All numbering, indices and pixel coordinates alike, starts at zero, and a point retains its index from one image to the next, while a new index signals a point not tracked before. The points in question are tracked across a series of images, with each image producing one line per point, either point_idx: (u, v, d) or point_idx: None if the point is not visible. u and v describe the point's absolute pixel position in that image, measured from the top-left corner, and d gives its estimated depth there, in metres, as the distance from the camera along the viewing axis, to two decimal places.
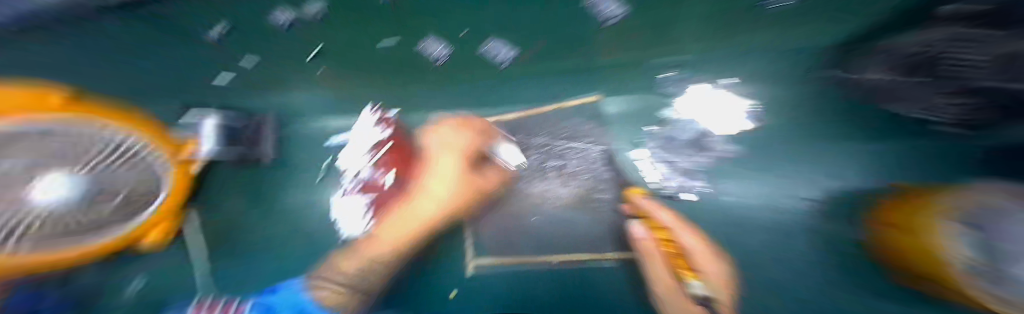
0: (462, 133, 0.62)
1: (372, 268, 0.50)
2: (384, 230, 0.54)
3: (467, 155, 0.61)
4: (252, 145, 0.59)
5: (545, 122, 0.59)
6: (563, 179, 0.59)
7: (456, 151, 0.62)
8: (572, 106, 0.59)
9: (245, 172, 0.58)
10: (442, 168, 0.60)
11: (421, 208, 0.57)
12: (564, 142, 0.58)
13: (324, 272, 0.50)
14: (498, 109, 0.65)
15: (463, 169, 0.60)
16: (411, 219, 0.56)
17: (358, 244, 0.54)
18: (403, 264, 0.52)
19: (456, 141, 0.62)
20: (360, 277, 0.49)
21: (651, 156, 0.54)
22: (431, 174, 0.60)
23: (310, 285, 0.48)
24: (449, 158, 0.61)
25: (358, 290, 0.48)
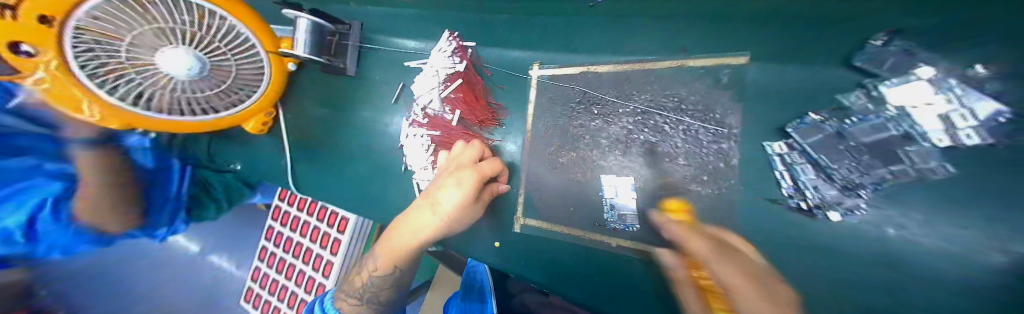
0: (470, 152, 0.50)
1: (373, 281, 0.52)
2: (382, 258, 0.51)
3: (477, 180, 0.47)
4: (335, 54, 0.59)
5: (645, 85, 0.48)
6: (650, 159, 0.46)
7: (456, 174, 0.47)
8: (692, 68, 0.44)
9: (341, 84, 0.64)
10: (442, 197, 0.46)
11: (422, 226, 0.48)
12: (663, 114, 0.46)
13: (346, 287, 0.55)
14: (588, 58, 0.52)
15: (467, 196, 0.46)
16: (404, 237, 0.49)
17: (369, 259, 0.55)
18: (401, 273, 0.53)
19: (463, 162, 0.49)
20: (369, 291, 0.52)
21: (805, 159, 0.36)
22: (432, 204, 0.47)
23: (338, 298, 0.54)
24: (452, 177, 0.47)
25: (368, 301, 0.52)
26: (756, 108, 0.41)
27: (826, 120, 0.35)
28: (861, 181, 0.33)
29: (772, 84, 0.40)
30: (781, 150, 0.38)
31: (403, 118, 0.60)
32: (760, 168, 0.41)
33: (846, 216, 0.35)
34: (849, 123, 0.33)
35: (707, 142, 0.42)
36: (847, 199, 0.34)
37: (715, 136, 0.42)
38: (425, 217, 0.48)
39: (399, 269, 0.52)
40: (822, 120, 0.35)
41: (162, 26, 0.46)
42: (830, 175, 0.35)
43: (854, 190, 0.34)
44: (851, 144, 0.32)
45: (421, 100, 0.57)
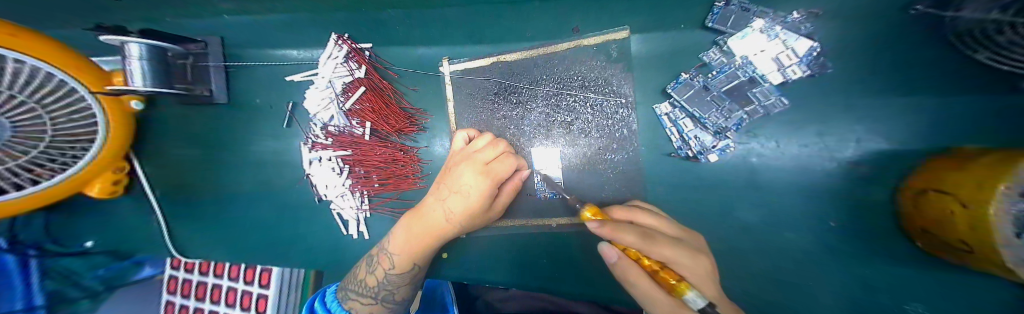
0: (496, 152, 0.44)
1: (389, 279, 0.44)
2: (400, 255, 0.44)
3: (499, 179, 0.42)
4: (195, 80, 0.47)
5: (553, 68, 0.49)
6: (570, 137, 0.48)
7: (485, 173, 0.42)
8: (588, 47, 0.47)
9: (214, 115, 0.52)
10: (471, 188, 0.42)
11: (439, 222, 0.43)
12: (575, 94, 0.48)
13: (353, 281, 0.45)
14: (496, 47, 0.50)
15: (489, 192, 0.42)
16: (427, 228, 0.43)
17: (377, 255, 0.46)
18: (420, 274, 0.46)
19: (488, 162, 0.43)
20: (384, 290, 0.44)
21: (683, 115, 0.43)
22: (461, 193, 0.42)
23: (342, 295, 0.44)
24: (478, 175, 0.42)
25: (383, 301, 0.44)
26: (643, 76, 0.46)
27: (694, 78, 0.42)
28: (727, 124, 0.41)
29: (648, 53, 0.45)
30: (667, 110, 0.44)
31: (303, 143, 0.52)
32: (654, 128, 0.45)
33: (720, 154, 0.43)
34: (711, 77, 0.42)
35: (611, 113, 0.46)
36: (719, 142, 0.42)
37: (617, 106, 0.46)
38: (441, 211, 0.43)
39: (414, 275, 0.45)
40: (691, 78, 0.42)
41: None
42: (701, 125, 0.42)
43: (717, 134, 0.42)
44: (714, 93, 0.41)
45: (321, 118, 0.50)
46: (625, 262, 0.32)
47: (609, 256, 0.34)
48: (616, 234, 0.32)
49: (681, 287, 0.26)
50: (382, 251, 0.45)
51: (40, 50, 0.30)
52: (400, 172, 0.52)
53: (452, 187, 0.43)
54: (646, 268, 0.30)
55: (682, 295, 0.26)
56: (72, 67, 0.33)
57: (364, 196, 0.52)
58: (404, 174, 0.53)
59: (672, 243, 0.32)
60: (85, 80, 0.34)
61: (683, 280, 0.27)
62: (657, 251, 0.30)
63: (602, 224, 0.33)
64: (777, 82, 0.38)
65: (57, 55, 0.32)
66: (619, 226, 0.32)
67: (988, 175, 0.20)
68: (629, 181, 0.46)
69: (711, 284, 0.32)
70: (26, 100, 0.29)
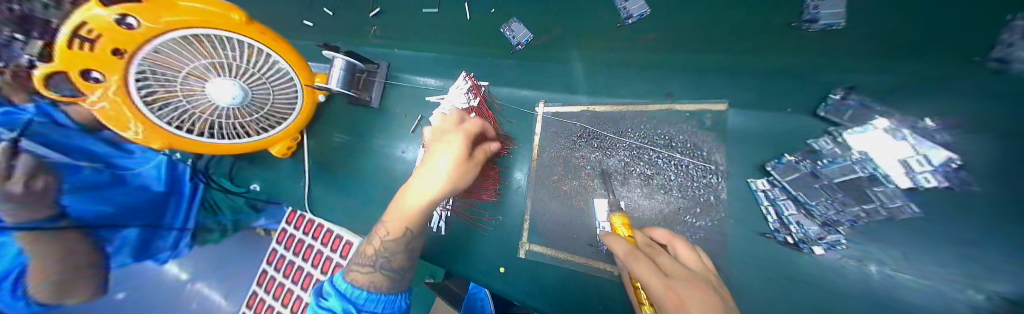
0: (464, 128, 0.52)
1: (387, 245, 0.51)
2: (393, 220, 0.51)
3: (470, 136, 0.50)
4: (363, 89, 0.65)
5: (640, 124, 0.54)
6: (648, 190, 0.51)
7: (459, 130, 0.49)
8: (680, 112, 0.51)
9: (363, 112, 0.70)
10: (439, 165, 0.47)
11: (423, 186, 0.48)
12: (659, 151, 0.51)
13: (357, 257, 0.53)
14: (588, 99, 0.59)
15: (460, 167, 0.48)
16: (407, 206, 0.49)
17: (379, 226, 0.53)
18: (409, 242, 0.52)
19: (456, 132, 0.51)
20: (381, 257, 0.51)
21: (784, 197, 0.41)
22: (433, 171, 0.47)
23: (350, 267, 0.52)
24: (450, 154, 0.47)
25: (378, 268, 0.50)
26: (736, 149, 0.47)
27: (800, 162, 0.41)
28: (840, 217, 0.36)
29: (741, 128, 0.48)
30: (764, 186, 0.44)
31: (421, 146, 0.65)
32: (742, 201, 0.46)
33: (830, 250, 0.38)
34: (822, 164, 0.38)
35: (698, 176, 0.47)
36: (828, 235, 0.37)
37: (703, 171, 0.47)
38: (418, 188, 0.48)
39: (403, 238, 0.51)
40: (798, 161, 0.41)
41: (218, 60, 0.49)
42: (813, 213, 0.39)
43: (828, 226, 0.37)
44: (824, 183, 0.37)
45: None
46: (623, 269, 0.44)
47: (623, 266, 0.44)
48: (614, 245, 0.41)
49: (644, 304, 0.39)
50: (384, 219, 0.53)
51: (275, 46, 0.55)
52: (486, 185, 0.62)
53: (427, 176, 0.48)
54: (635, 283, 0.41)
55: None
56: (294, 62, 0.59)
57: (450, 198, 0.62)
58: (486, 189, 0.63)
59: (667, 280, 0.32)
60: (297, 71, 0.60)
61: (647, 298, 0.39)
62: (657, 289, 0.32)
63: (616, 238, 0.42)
64: (904, 185, 0.30)
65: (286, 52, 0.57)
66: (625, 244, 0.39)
67: None
68: (709, 247, 0.45)
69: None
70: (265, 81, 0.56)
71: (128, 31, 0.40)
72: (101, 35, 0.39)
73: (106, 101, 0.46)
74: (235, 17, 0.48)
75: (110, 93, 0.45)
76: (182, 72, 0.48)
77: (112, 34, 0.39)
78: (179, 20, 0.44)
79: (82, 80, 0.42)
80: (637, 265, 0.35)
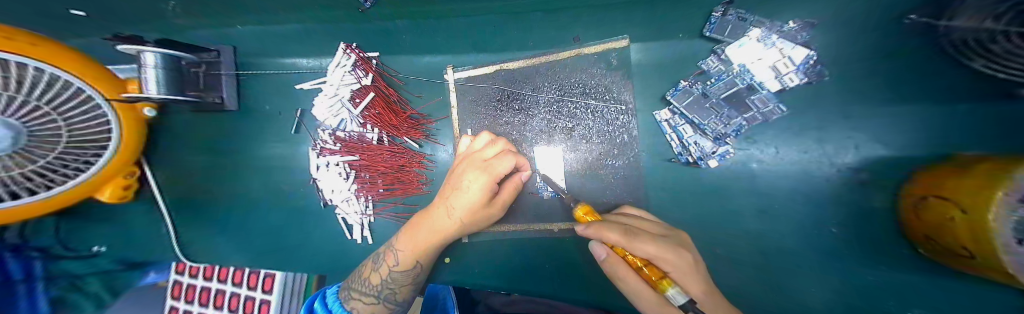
0: (497, 149, 0.43)
1: (391, 278, 0.44)
2: (405, 251, 0.44)
3: (498, 179, 0.41)
4: (206, 88, 0.48)
5: (553, 75, 0.50)
6: (571, 143, 0.48)
7: (485, 169, 0.41)
8: (587, 55, 0.48)
9: (227, 121, 0.54)
10: (471, 183, 0.41)
11: (445, 224, 0.43)
12: (574, 100, 0.49)
13: (354, 281, 0.46)
14: (500, 55, 0.52)
15: (490, 189, 0.41)
16: (433, 229, 0.43)
17: (383, 252, 0.46)
18: (421, 274, 0.46)
19: (488, 159, 0.42)
20: (388, 289, 0.44)
21: (682, 121, 0.44)
22: (462, 189, 0.42)
23: (345, 296, 0.44)
24: (477, 172, 0.41)
25: (384, 300, 0.44)
26: (643, 84, 0.47)
27: (692, 85, 0.43)
28: (726, 130, 0.41)
29: (650, 61, 0.47)
30: (667, 116, 0.45)
31: (312, 148, 0.53)
32: (654, 136, 0.46)
33: (720, 160, 0.43)
34: (710, 84, 0.42)
35: (613, 119, 0.47)
36: (719, 148, 0.42)
37: (617, 112, 0.47)
38: (444, 211, 0.43)
39: (415, 273, 0.45)
40: (690, 85, 0.43)
41: None
42: (700, 130, 0.43)
43: (717, 140, 0.42)
44: (714, 100, 0.41)
45: (330, 125, 0.51)
46: (613, 259, 0.32)
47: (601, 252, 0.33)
48: (601, 234, 0.30)
49: (664, 283, 0.27)
50: (388, 247, 0.46)
51: (50, 57, 0.31)
52: (406, 177, 0.53)
53: (447, 212, 0.43)
54: (632, 265, 0.31)
55: (663, 291, 0.27)
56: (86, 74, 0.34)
57: (367, 202, 0.53)
58: (408, 180, 0.53)
59: (657, 242, 0.31)
60: (95, 84, 0.35)
61: (665, 277, 0.28)
62: (641, 248, 0.29)
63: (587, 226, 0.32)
64: (775, 89, 0.39)
65: (67, 61, 0.32)
66: (602, 225, 0.31)
67: (984, 179, 0.21)
68: (630, 186, 0.46)
69: (699, 277, 0.31)
70: (40, 106, 0.30)
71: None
72: None
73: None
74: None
75: None
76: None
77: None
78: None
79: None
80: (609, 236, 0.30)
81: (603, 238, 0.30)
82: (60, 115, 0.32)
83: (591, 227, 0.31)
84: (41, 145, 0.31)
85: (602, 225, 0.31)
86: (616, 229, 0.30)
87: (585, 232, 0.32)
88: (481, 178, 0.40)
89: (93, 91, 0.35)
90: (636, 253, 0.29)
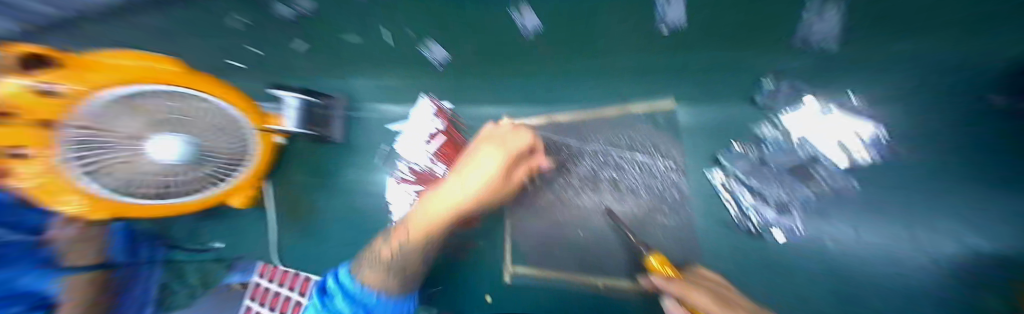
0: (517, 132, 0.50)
1: (402, 253, 0.47)
2: (415, 228, 0.48)
3: (512, 154, 0.48)
4: (324, 126, 0.63)
5: (601, 129, 0.55)
6: (618, 194, 0.51)
7: (500, 145, 0.48)
8: (634, 113, 0.53)
9: (326, 149, 0.67)
10: (487, 162, 0.47)
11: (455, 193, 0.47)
12: (621, 153, 0.53)
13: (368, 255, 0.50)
14: (552, 109, 0.59)
15: (500, 171, 0.48)
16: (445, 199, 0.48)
17: (392, 234, 0.52)
18: (428, 251, 0.51)
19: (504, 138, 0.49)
20: (394, 260, 0.47)
21: (738, 184, 0.44)
22: (476, 166, 0.47)
23: (361, 273, 0.47)
24: (495, 149, 0.47)
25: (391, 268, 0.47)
26: (693, 144, 0.49)
27: (748, 151, 0.45)
28: (790, 199, 0.41)
29: (699, 122, 0.49)
30: (721, 178, 0.46)
31: (390, 176, 0.63)
32: (706, 195, 0.47)
33: (788, 232, 0.41)
34: (766, 151, 0.43)
35: (660, 174, 0.49)
36: (784, 219, 0.41)
37: (665, 169, 0.49)
38: (460, 185, 0.48)
39: (430, 242, 0.49)
40: (745, 149, 0.45)
41: None
42: (759, 196, 0.43)
43: (781, 208, 0.42)
44: (774, 167, 0.43)
45: (410, 159, 0.61)
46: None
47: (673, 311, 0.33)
48: (690, 295, 0.31)
49: None
50: (399, 227, 0.51)
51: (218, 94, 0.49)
52: (460, 210, 0.60)
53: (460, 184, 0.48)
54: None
55: None
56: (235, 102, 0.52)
57: None
58: (462, 212, 0.60)
59: None
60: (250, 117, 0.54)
61: None
62: None
63: (672, 280, 0.33)
64: (842, 163, 0.39)
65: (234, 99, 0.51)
66: (690, 286, 0.32)
67: None
68: (679, 244, 0.46)
69: None
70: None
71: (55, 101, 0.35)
72: None
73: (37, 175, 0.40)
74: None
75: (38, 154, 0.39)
76: (117, 138, 0.41)
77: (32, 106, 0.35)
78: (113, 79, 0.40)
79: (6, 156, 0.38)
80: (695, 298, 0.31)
81: (690, 299, 0.31)
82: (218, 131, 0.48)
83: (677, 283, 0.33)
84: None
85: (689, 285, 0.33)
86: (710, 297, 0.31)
87: (669, 287, 0.33)
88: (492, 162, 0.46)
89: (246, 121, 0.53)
90: None
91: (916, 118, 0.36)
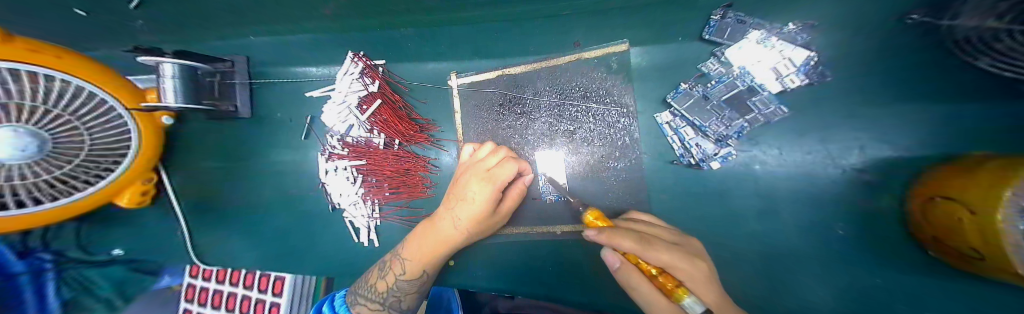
0: (498, 157, 0.44)
1: (399, 286, 0.45)
2: (414, 260, 0.45)
3: (501, 188, 0.42)
4: (222, 97, 0.50)
5: (554, 79, 0.51)
6: (573, 146, 0.49)
7: (489, 179, 0.41)
8: (587, 59, 0.49)
9: (241, 127, 0.56)
10: (476, 196, 0.42)
11: (448, 231, 0.44)
12: (576, 104, 0.50)
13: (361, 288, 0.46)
14: (502, 62, 0.53)
15: (493, 200, 0.42)
16: (439, 238, 0.44)
17: (389, 260, 0.47)
18: (425, 284, 0.47)
19: (491, 168, 0.43)
20: (392, 296, 0.45)
21: (683, 124, 0.44)
22: (467, 200, 0.42)
23: (352, 300, 0.46)
24: (482, 182, 0.42)
25: (389, 307, 0.45)
26: (644, 87, 0.47)
27: (693, 88, 0.44)
28: (728, 132, 0.41)
29: (652, 66, 0.47)
30: (668, 118, 0.45)
31: (321, 153, 0.54)
32: (658, 139, 0.47)
33: (722, 161, 0.43)
34: (710, 87, 0.43)
35: (614, 122, 0.48)
36: (721, 149, 0.42)
37: (619, 115, 0.48)
38: (449, 221, 0.44)
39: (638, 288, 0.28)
40: (690, 87, 0.44)
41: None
42: (702, 132, 0.43)
43: (719, 142, 0.42)
44: (715, 102, 0.42)
45: (338, 130, 0.53)
46: (627, 267, 0.32)
47: (614, 261, 0.33)
48: (614, 240, 0.30)
49: (679, 292, 0.28)
50: (394, 256, 0.47)
51: (69, 67, 0.32)
52: (413, 180, 0.54)
53: (453, 222, 0.44)
54: (646, 273, 0.31)
55: (678, 300, 0.28)
56: (99, 79, 0.35)
57: (374, 206, 0.54)
58: (416, 183, 0.54)
59: (669, 248, 0.31)
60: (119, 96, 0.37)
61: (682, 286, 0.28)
62: (653, 255, 0.30)
63: (598, 230, 0.32)
64: (776, 91, 0.39)
65: (84, 70, 0.33)
66: (615, 231, 0.31)
67: (987, 180, 0.20)
68: (631, 190, 0.46)
69: (714, 286, 0.31)
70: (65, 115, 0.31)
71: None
72: None
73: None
74: None
75: None
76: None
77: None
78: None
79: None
80: (620, 240, 0.30)
81: (616, 244, 0.30)
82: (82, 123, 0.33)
83: (603, 233, 0.31)
84: (63, 152, 0.32)
85: (613, 233, 0.32)
86: (629, 236, 0.31)
87: (597, 237, 0.32)
88: (483, 203, 0.41)
89: (114, 101, 0.36)
90: (648, 259, 0.30)
91: (832, 45, 0.39)
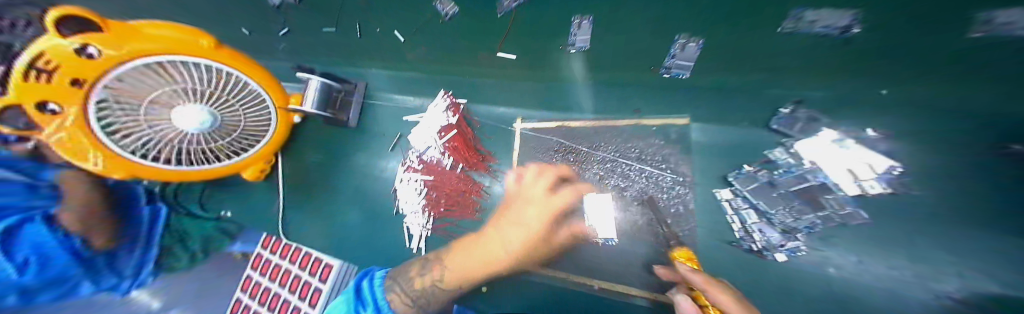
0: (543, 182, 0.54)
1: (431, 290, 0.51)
2: (451, 272, 0.52)
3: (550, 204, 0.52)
4: (339, 109, 0.65)
5: (612, 138, 0.55)
6: (621, 202, 0.51)
7: (541, 198, 0.53)
8: (649, 126, 0.53)
9: (341, 132, 0.69)
10: (531, 223, 0.51)
11: (497, 253, 0.51)
12: (630, 163, 0.53)
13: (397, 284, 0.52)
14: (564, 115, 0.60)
15: (546, 225, 0.51)
16: (481, 257, 0.52)
17: (430, 262, 0.54)
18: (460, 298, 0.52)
19: (546, 194, 0.53)
20: (423, 298, 0.50)
21: (745, 205, 0.45)
22: (520, 223, 0.52)
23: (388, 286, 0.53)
24: (536, 209, 0.52)
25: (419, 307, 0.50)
26: (704, 160, 0.49)
27: (758, 172, 0.45)
28: (796, 224, 0.41)
29: (710, 141, 0.50)
30: (729, 196, 0.46)
31: (398, 164, 0.65)
32: (713, 212, 0.47)
33: (790, 255, 0.42)
34: (777, 174, 0.43)
35: (668, 188, 0.49)
36: (790, 242, 0.41)
37: (673, 183, 0.49)
38: (499, 245, 0.52)
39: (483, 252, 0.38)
40: (754, 171, 0.45)
41: (182, 86, 0.43)
42: (767, 218, 0.42)
43: (787, 234, 0.41)
44: (782, 191, 0.42)
45: (417, 149, 0.63)
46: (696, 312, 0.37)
47: (688, 311, 0.37)
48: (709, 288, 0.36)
49: None
50: (435, 260, 0.54)
51: (254, 74, 0.50)
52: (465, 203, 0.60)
53: (517, 240, 0.51)
54: None
55: None
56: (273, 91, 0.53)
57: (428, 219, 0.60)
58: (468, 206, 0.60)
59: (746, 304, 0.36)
60: (275, 98, 0.54)
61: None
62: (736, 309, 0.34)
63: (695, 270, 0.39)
64: (852, 192, 0.38)
65: (267, 80, 0.52)
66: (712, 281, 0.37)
67: None
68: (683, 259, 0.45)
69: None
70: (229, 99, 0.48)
71: (91, 62, 0.36)
72: (62, 65, 0.34)
73: (61, 132, 0.39)
74: (204, 43, 0.44)
75: (68, 124, 0.39)
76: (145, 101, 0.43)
77: (75, 67, 0.35)
78: (145, 48, 0.39)
79: (33, 111, 0.36)
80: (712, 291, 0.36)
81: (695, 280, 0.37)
82: (243, 113, 0.51)
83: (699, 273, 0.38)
84: (225, 128, 0.50)
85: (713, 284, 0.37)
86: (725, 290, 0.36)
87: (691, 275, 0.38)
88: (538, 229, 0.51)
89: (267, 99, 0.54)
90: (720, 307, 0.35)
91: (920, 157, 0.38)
